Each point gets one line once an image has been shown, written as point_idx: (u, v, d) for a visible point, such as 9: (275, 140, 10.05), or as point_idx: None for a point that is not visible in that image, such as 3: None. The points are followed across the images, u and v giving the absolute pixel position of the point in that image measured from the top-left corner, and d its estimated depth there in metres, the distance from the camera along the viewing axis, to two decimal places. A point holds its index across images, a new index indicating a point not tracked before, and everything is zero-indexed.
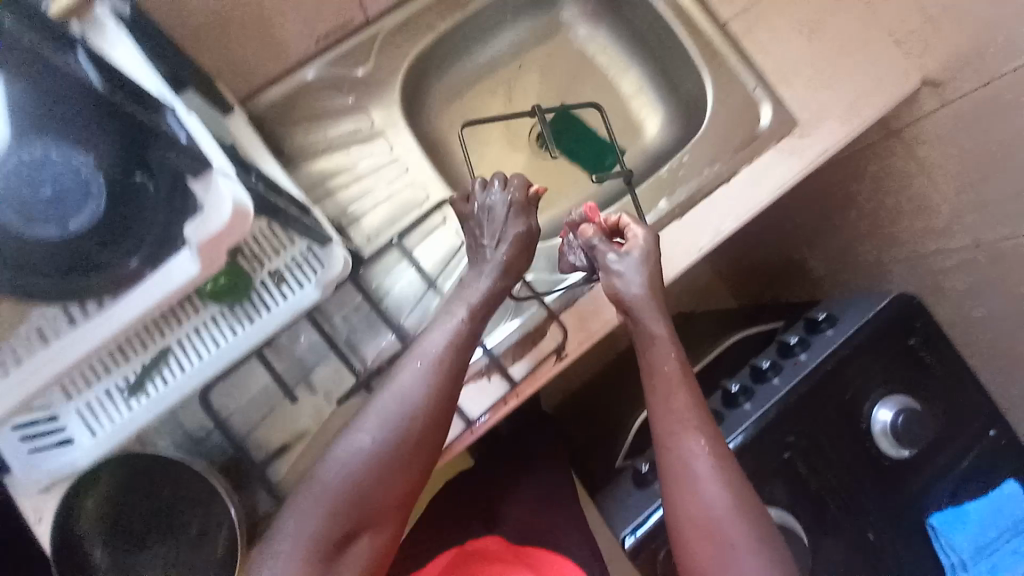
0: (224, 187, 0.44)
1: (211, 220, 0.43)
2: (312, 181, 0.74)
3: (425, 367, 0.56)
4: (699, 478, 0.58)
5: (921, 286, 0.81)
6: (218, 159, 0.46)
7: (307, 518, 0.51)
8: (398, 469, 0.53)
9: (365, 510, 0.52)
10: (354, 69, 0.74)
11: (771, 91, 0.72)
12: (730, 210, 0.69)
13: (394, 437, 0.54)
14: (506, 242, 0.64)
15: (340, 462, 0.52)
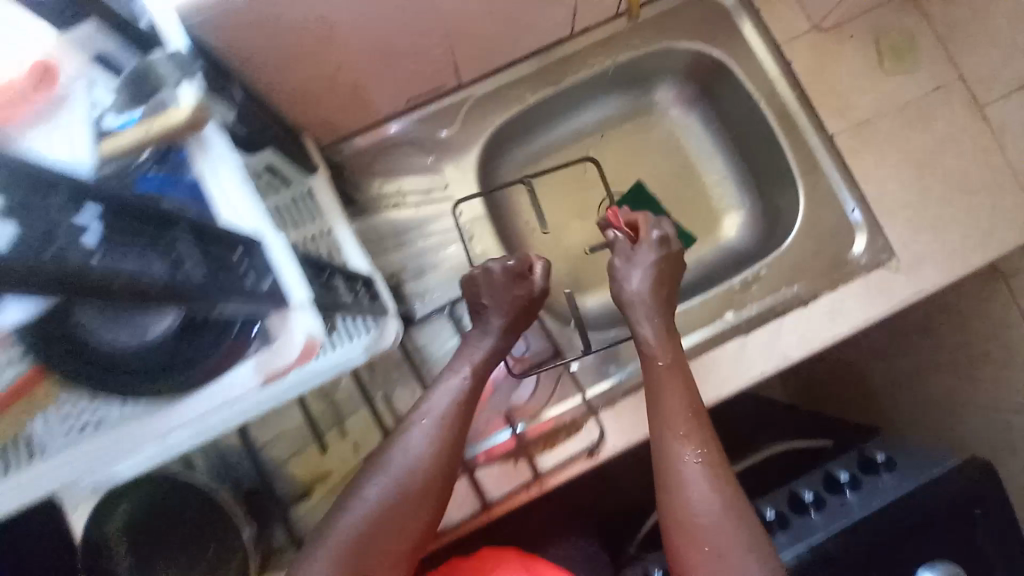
0: (299, 324, 0.46)
1: (282, 353, 0.46)
2: (379, 233, 0.77)
3: (448, 401, 0.63)
4: (693, 491, 0.58)
5: (990, 427, 0.84)
6: (296, 290, 0.46)
7: (351, 522, 0.54)
8: (419, 500, 0.57)
9: (402, 499, 0.57)
10: (437, 132, 0.75)
11: (871, 219, 0.71)
12: (800, 336, 0.69)
13: (414, 469, 0.58)
14: (499, 314, 0.68)
15: (350, 516, 0.55)
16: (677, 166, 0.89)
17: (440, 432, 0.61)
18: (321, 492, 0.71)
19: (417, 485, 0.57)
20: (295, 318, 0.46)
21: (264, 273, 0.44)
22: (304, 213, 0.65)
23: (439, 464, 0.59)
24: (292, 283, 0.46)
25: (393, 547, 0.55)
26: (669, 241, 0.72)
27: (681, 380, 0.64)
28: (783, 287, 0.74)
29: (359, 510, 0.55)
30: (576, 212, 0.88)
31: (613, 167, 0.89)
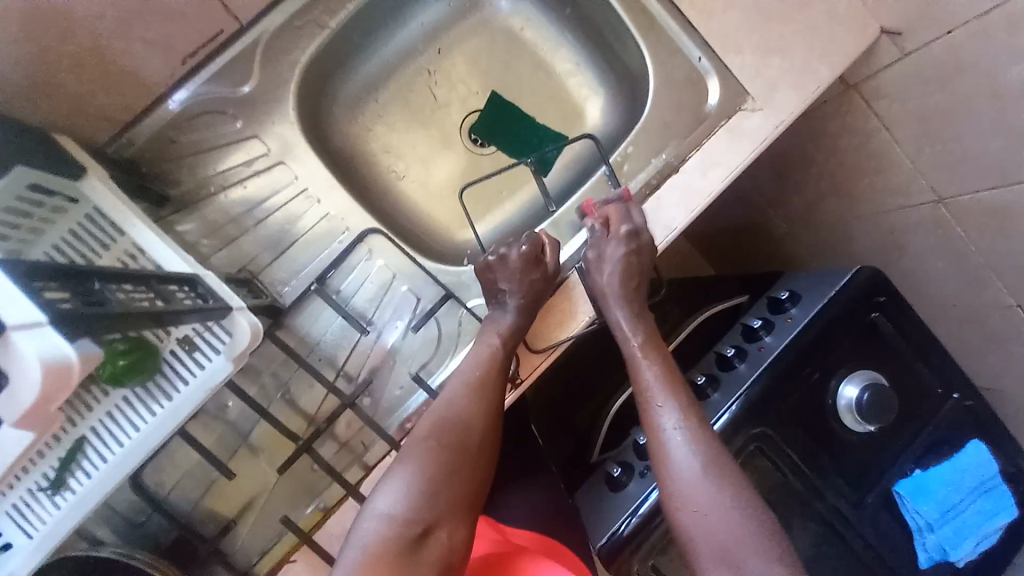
0: (28, 347, 0.34)
1: (21, 392, 0.35)
2: (210, 226, 0.66)
3: (458, 381, 0.60)
4: (678, 453, 0.61)
5: (883, 235, 0.92)
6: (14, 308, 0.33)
7: (367, 530, 0.52)
8: (439, 496, 0.55)
9: (430, 505, 0.54)
10: (237, 89, 0.64)
11: (717, 63, 0.69)
12: (682, 202, 0.68)
13: (433, 464, 0.55)
14: (513, 289, 0.62)
15: (394, 485, 0.54)
16: (526, 63, 0.82)
17: (453, 423, 0.58)
18: (250, 518, 0.66)
19: (432, 482, 0.55)
20: (20, 343, 0.34)
21: None
22: (101, 236, 0.54)
23: (480, 439, 0.59)
24: (6, 301, 0.33)
25: (422, 548, 0.53)
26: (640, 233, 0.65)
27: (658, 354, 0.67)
28: (651, 158, 0.71)
29: (379, 522, 0.53)
30: (436, 142, 0.80)
31: (460, 82, 0.81)
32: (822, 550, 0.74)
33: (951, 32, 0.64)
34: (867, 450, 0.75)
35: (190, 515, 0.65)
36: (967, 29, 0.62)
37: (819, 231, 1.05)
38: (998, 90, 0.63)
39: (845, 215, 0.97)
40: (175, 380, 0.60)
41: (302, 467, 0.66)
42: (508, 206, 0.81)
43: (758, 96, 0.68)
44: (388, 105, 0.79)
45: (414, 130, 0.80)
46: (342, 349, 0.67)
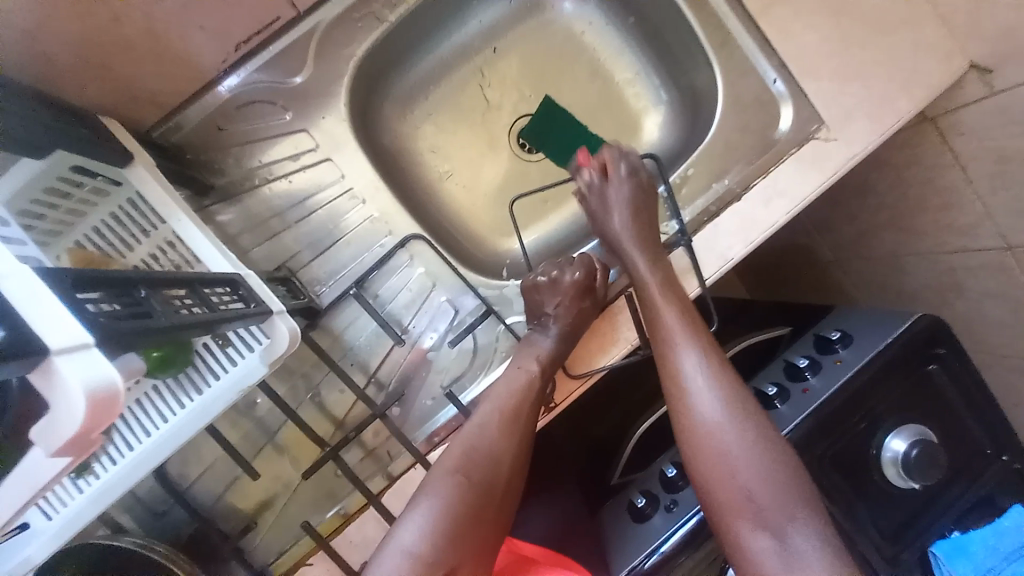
0: (73, 375, 0.30)
1: (64, 421, 0.30)
2: (251, 220, 0.64)
3: (493, 410, 0.58)
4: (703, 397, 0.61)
5: (939, 277, 0.87)
6: (55, 329, 0.30)
7: (389, 565, 0.50)
8: (464, 533, 0.53)
9: (456, 542, 0.52)
10: (288, 80, 0.62)
11: (793, 87, 0.64)
12: (741, 232, 0.64)
13: (460, 498, 0.54)
14: (558, 313, 0.60)
15: (418, 519, 0.52)
16: (584, 68, 0.78)
17: (482, 457, 0.56)
18: (271, 517, 0.65)
19: (459, 519, 0.53)
20: (65, 370, 0.30)
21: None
22: (141, 222, 0.52)
23: (508, 472, 0.57)
24: (45, 321, 0.30)
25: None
26: (637, 170, 0.68)
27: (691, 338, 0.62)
28: (712, 183, 0.67)
29: (403, 560, 0.51)
30: (484, 145, 0.77)
31: (514, 84, 0.77)
32: None
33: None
34: (905, 504, 0.72)
35: (211, 508, 0.65)
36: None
37: (869, 266, 1.00)
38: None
39: (901, 252, 0.92)
40: (206, 374, 0.58)
41: (326, 471, 0.65)
42: (553, 218, 0.78)
43: (835, 126, 0.63)
44: (438, 103, 0.76)
45: (464, 132, 0.77)
46: (375, 357, 0.65)
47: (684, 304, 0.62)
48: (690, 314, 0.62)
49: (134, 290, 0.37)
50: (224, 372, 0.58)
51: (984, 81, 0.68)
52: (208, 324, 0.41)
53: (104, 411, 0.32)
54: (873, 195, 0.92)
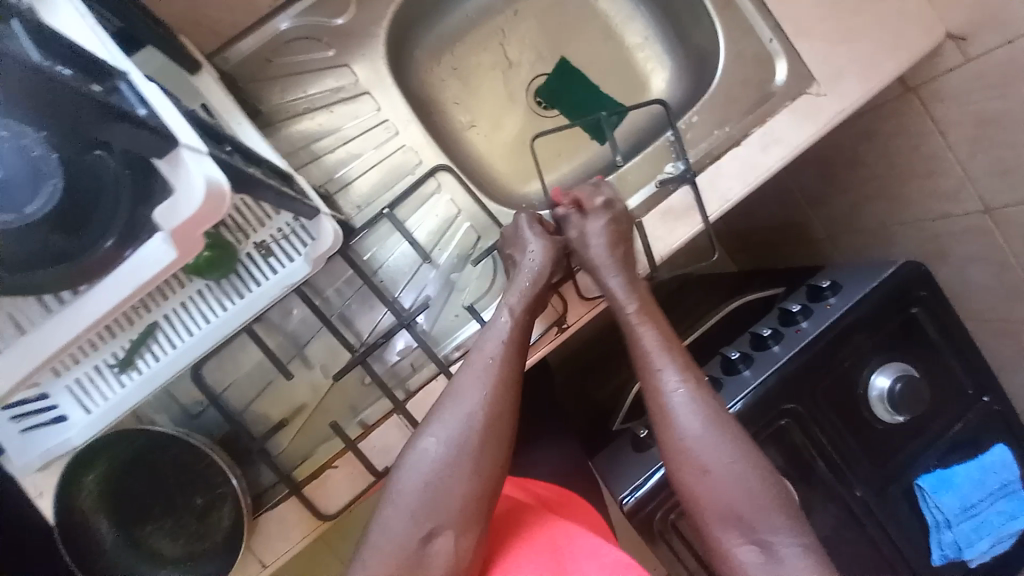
0: (194, 167, 0.38)
1: (182, 206, 0.38)
2: (293, 145, 0.70)
3: (481, 364, 0.58)
4: (682, 416, 0.61)
5: (924, 243, 0.94)
6: (184, 132, 0.38)
7: (393, 513, 0.53)
8: (473, 453, 0.55)
9: (467, 460, 0.54)
10: (332, 20, 0.69)
11: (787, 45, 0.71)
12: (740, 175, 0.70)
13: (475, 417, 0.56)
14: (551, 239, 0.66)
15: (414, 470, 0.54)
16: (597, 33, 0.86)
17: (494, 386, 0.57)
18: (298, 424, 0.69)
19: (462, 461, 0.54)
20: (189, 162, 0.38)
21: (137, 103, 0.36)
22: None
23: (501, 424, 0.56)
24: (174, 124, 0.37)
25: (455, 500, 0.53)
26: (614, 204, 0.69)
27: (667, 350, 0.64)
28: (713, 131, 0.74)
29: (418, 467, 0.54)
30: (504, 99, 0.84)
31: (532, 43, 0.84)
32: (841, 532, 0.75)
33: (1016, 39, 0.67)
34: (892, 440, 0.76)
35: (241, 413, 0.69)
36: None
37: (858, 237, 1.06)
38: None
39: (889, 221, 0.98)
40: (247, 281, 0.62)
41: (351, 381, 0.69)
42: (567, 167, 0.84)
43: (825, 82, 0.70)
44: (462, 59, 0.83)
45: (485, 86, 0.84)
46: (402, 276, 0.71)
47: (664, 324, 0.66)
48: (672, 338, 0.65)
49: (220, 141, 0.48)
50: (266, 278, 0.62)
51: (959, 49, 0.74)
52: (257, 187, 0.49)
53: (212, 205, 0.38)
54: (862, 166, 0.98)
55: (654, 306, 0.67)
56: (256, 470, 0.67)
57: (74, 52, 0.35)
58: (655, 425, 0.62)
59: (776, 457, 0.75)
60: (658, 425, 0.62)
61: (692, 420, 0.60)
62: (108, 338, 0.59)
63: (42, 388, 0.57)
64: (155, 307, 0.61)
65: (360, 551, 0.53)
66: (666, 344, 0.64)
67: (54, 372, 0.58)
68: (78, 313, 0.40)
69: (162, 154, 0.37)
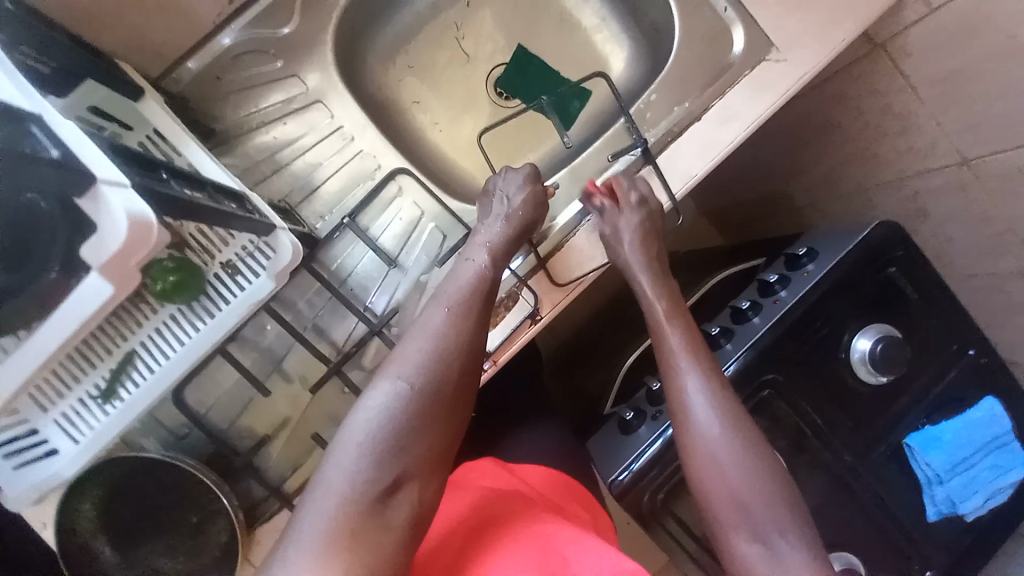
0: (116, 201, 0.38)
1: (109, 239, 0.38)
2: (251, 161, 0.70)
3: (441, 309, 0.58)
4: (698, 406, 0.61)
5: (903, 200, 0.92)
6: (102, 167, 0.38)
7: (347, 458, 0.49)
8: (433, 397, 0.53)
9: (426, 405, 0.52)
10: (277, 30, 0.68)
11: (741, 13, 0.70)
12: (703, 150, 0.69)
13: (436, 355, 0.54)
14: (516, 200, 0.66)
15: (372, 412, 0.51)
16: (551, 17, 0.84)
17: (451, 331, 0.56)
18: (284, 436, 0.70)
19: (423, 401, 0.52)
20: (111, 196, 0.38)
21: (49, 144, 0.37)
22: (164, 150, 0.57)
23: (461, 368, 0.55)
24: (94, 161, 0.38)
25: (415, 447, 0.51)
26: (648, 201, 0.69)
27: (687, 344, 0.65)
28: (673, 108, 0.72)
29: (372, 414, 0.51)
30: (463, 96, 0.83)
31: (487, 34, 0.83)
32: (832, 498, 0.76)
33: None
34: (877, 403, 0.76)
35: (226, 430, 0.70)
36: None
37: (839, 202, 1.05)
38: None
39: (868, 183, 0.97)
40: (217, 300, 0.63)
41: (331, 390, 0.70)
42: (531, 158, 0.84)
43: (782, 47, 0.68)
44: (417, 56, 0.82)
45: (442, 81, 0.83)
46: (372, 281, 0.71)
47: (686, 322, 0.67)
48: (695, 335, 0.66)
49: (156, 169, 0.46)
50: (235, 295, 0.63)
51: (922, 1, 0.71)
52: (206, 213, 0.48)
53: (139, 236, 0.39)
54: (835, 131, 0.96)
55: (681, 309, 0.69)
56: (247, 485, 0.69)
57: None
58: (675, 420, 0.62)
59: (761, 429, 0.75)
60: (676, 415, 0.62)
61: (707, 409, 0.60)
62: (87, 371, 0.59)
63: (30, 423, 0.58)
64: (129, 336, 0.61)
65: (304, 502, 0.47)
66: (691, 343, 0.65)
67: (40, 406, 0.59)
68: (29, 354, 0.41)
69: (82, 192, 0.37)
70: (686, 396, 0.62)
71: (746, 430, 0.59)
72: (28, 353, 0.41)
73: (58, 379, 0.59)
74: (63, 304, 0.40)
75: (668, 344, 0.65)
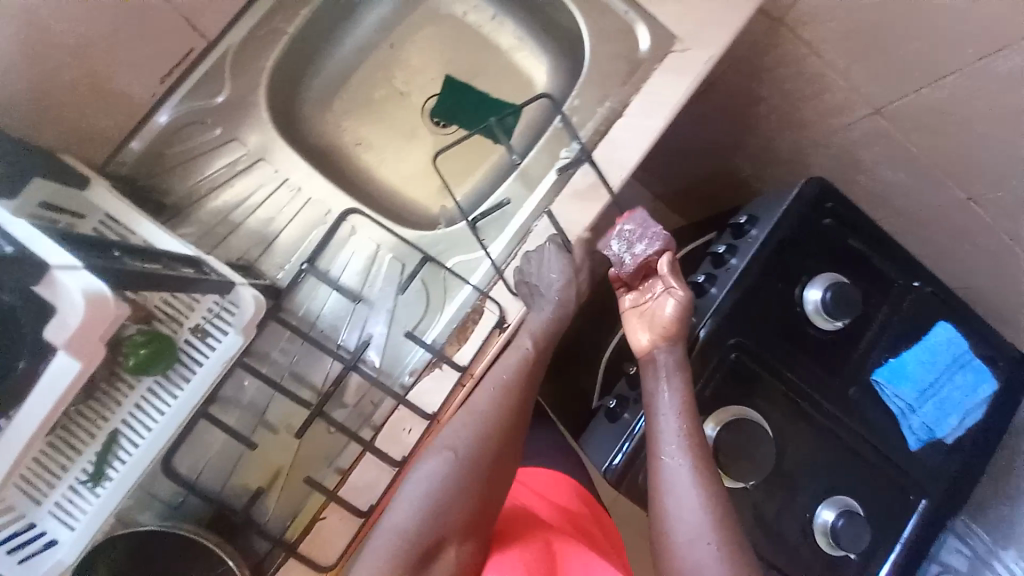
0: (72, 283, 0.42)
1: (69, 320, 0.42)
2: (206, 226, 0.73)
3: (490, 388, 0.67)
4: (682, 496, 0.62)
5: (834, 155, 0.98)
6: (51, 253, 0.42)
7: (402, 519, 0.60)
8: (465, 487, 0.61)
9: (470, 479, 0.62)
10: (211, 100, 0.72)
11: (641, 12, 0.75)
12: (631, 142, 0.73)
13: (484, 434, 0.64)
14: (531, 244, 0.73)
15: (425, 482, 0.61)
16: (472, 43, 0.88)
17: (497, 412, 0.65)
18: (280, 485, 0.71)
19: (472, 475, 0.62)
20: (65, 279, 0.42)
21: (3, 241, 0.41)
22: (118, 230, 0.60)
23: (505, 442, 0.65)
24: (46, 250, 0.41)
25: (446, 527, 0.60)
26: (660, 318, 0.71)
27: (686, 449, 0.64)
28: (597, 107, 0.77)
29: (409, 501, 0.60)
30: (402, 130, 0.87)
31: (415, 69, 0.87)
32: (819, 447, 0.79)
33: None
34: (841, 347, 0.80)
35: (222, 491, 0.71)
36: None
37: (778, 167, 1.10)
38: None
39: (798, 144, 1.02)
40: (192, 364, 0.65)
41: (319, 431, 0.72)
42: (476, 177, 0.87)
43: (684, 37, 0.74)
44: (352, 100, 0.85)
45: (381, 120, 0.86)
46: (341, 320, 0.75)
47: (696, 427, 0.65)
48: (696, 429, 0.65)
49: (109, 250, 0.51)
50: (207, 356, 0.65)
51: None
52: (165, 281, 0.52)
53: (98, 313, 0.43)
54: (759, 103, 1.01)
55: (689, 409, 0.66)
56: (251, 540, 0.69)
57: None
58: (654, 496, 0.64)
59: (738, 395, 0.78)
60: (656, 515, 0.64)
61: (689, 508, 0.61)
62: (73, 459, 0.60)
63: (26, 518, 0.58)
64: (109, 416, 0.62)
65: (363, 557, 0.59)
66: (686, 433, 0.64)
67: (33, 500, 0.59)
68: (13, 437, 0.42)
69: (37, 279, 0.41)
70: (668, 482, 0.63)
71: (726, 518, 0.61)
72: (9, 443, 0.42)
73: (46, 470, 0.59)
74: (38, 387, 0.42)
75: (672, 446, 0.64)
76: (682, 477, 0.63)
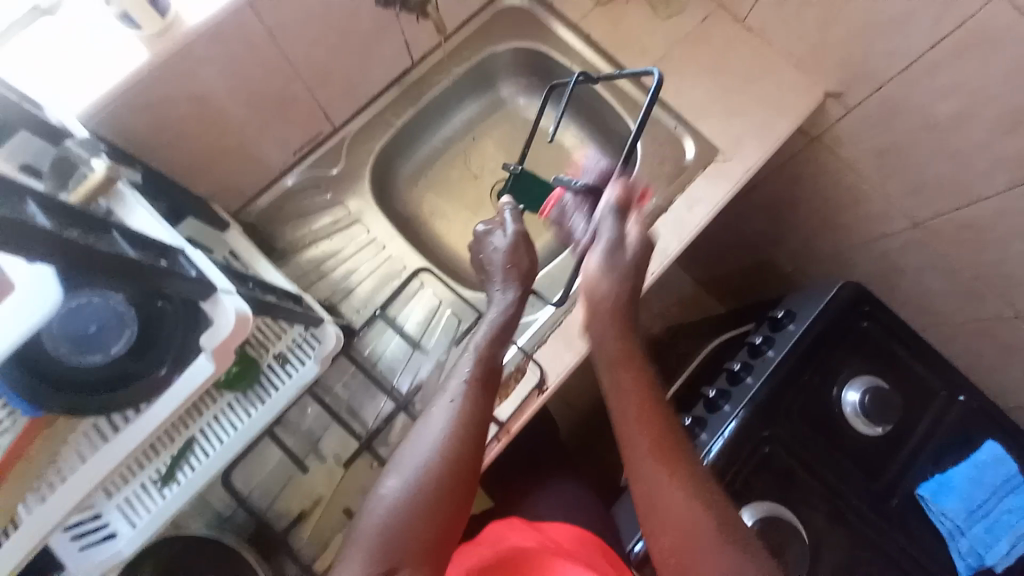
0: (228, 303, 0.52)
1: (220, 329, 0.51)
2: (302, 270, 0.87)
3: (458, 384, 0.63)
4: (660, 484, 0.57)
5: (873, 261, 1.02)
6: (219, 279, 0.53)
7: (367, 533, 0.54)
8: (430, 499, 0.56)
9: (431, 483, 0.56)
10: (328, 170, 0.89)
11: (690, 127, 0.87)
12: (675, 234, 0.82)
13: (442, 435, 0.58)
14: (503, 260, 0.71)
15: (384, 498, 0.56)
16: (540, 140, 1.04)
17: (464, 409, 0.61)
18: (319, 513, 0.76)
19: (436, 480, 0.56)
20: (225, 299, 0.52)
21: (190, 266, 0.51)
22: (240, 263, 0.73)
23: (472, 443, 0.59)
24: (214, 276, 0.52)
25: (422, 528, 0.55)
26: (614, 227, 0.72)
27: (650, 429, 0.60)
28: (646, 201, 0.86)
29: (379, 509, 0.55)
30: (472, 205, 1.01)
31: (491, 157, 1.03)
32: (855, 556, 0.76)
33: (883, 85, 0.79)
34: (881, 453, 0.79)
35: (267, 510, 0.76)
36: (894, 83, 0.77)
37: (821, 267, 1.15)
38: (935, 121, 0.77)
39: (840, 250, 1.07)
40: (268, 387, 0.73)
41: (361, 466, 0.77)
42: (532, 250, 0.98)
43: (728, 150, 0.85)
44: (434, 178, 1.01)
45: (454, 196, 1.01)
46: (398, 363, 0.83)
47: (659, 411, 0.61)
48: (656, 408, 0.62)
49: (245, 279, 0.63)
50: (283, 381, 0.73)
51: (839, 102, 0.86)
52: (275, 307, 0.64)
53: (240, 329, 0.52)
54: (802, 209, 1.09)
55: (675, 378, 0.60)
56: (284, 563, 0.73)
57: (149, 242, 0.48)
58: (641, 500, 0.58)
59: (772, 490, 0.77)
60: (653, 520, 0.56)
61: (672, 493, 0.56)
62: (153, 458, 0.67)
63: (97, 508, 0.65)
64: (191, 424, 0.70)
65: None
66: (645, 403, 0.61)
67: (105, 494, 0.66)
68: (140, 426, 0.51)
69: (205, 296, 0.51)
70: (652, 469, 0.58)
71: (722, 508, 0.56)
72: (145, 423, 0.51)
73: (129, 466, 0.67)
74: (174, 385, 0.52)
75: (632, 429, 0.60)
76: (672, 449, 0.57)
